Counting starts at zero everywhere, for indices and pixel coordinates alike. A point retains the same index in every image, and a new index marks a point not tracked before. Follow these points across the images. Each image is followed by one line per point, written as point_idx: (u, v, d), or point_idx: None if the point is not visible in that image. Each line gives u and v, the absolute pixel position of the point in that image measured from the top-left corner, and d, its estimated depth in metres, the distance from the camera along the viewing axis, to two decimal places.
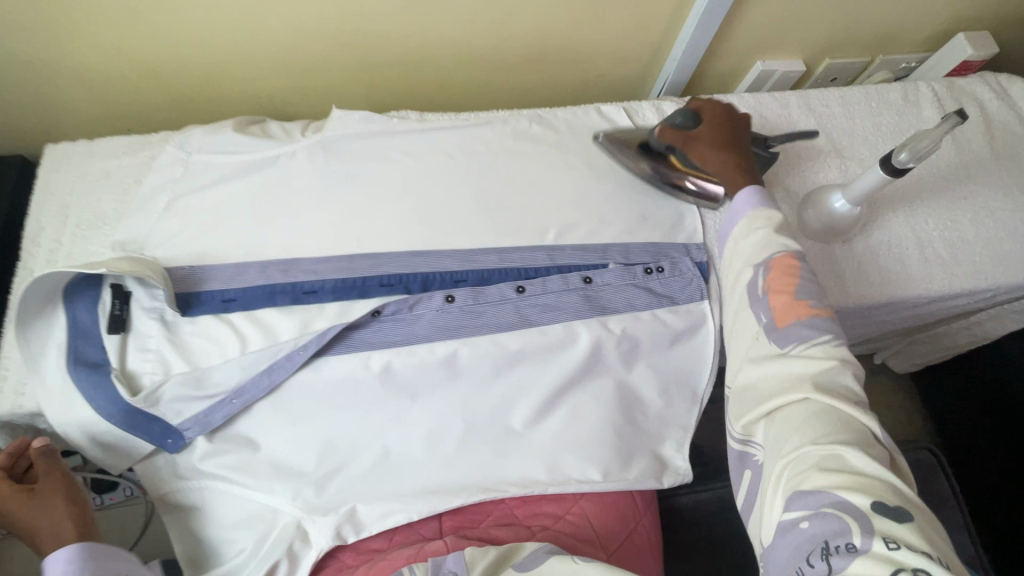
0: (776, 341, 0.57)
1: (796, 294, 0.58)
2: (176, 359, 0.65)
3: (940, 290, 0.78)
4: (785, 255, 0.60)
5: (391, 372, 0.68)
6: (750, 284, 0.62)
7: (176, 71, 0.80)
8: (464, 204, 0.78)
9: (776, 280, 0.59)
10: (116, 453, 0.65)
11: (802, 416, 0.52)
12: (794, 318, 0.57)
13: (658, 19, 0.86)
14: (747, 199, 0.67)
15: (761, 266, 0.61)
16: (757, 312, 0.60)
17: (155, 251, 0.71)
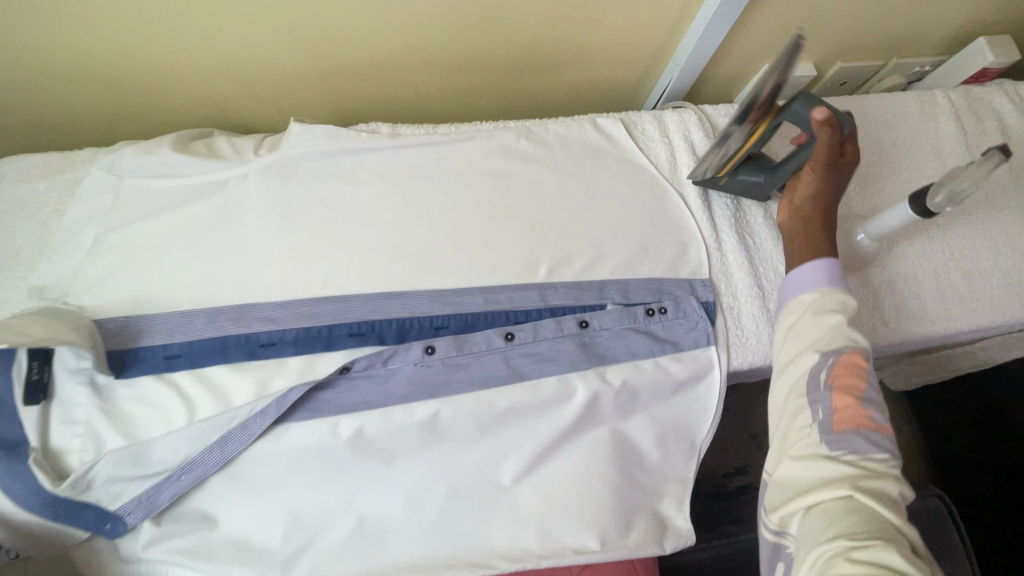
0: (828, 443, 0.52)
1: (862, 403, 0.53)
2: (109, 432, 0.56)
3: (950, 328, 0.74)
4: (856, 353, 0.55)
5: (363, 438, 0.60)
6: (812, 373, 0.56)
7: (100, 76, 0.68)
8: (445, 236, 0.68)
9: (842, 378, 0.54)
10: (45, 540, 0.57)
11: (840, 510, 0.48)
12: (855, 426, 0.52)
13: (662, 18, 0.76)
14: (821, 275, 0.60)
15: (829, 357, 0.55)
16: (813, 405, 0.54)
17: (80, 299, 0.61)
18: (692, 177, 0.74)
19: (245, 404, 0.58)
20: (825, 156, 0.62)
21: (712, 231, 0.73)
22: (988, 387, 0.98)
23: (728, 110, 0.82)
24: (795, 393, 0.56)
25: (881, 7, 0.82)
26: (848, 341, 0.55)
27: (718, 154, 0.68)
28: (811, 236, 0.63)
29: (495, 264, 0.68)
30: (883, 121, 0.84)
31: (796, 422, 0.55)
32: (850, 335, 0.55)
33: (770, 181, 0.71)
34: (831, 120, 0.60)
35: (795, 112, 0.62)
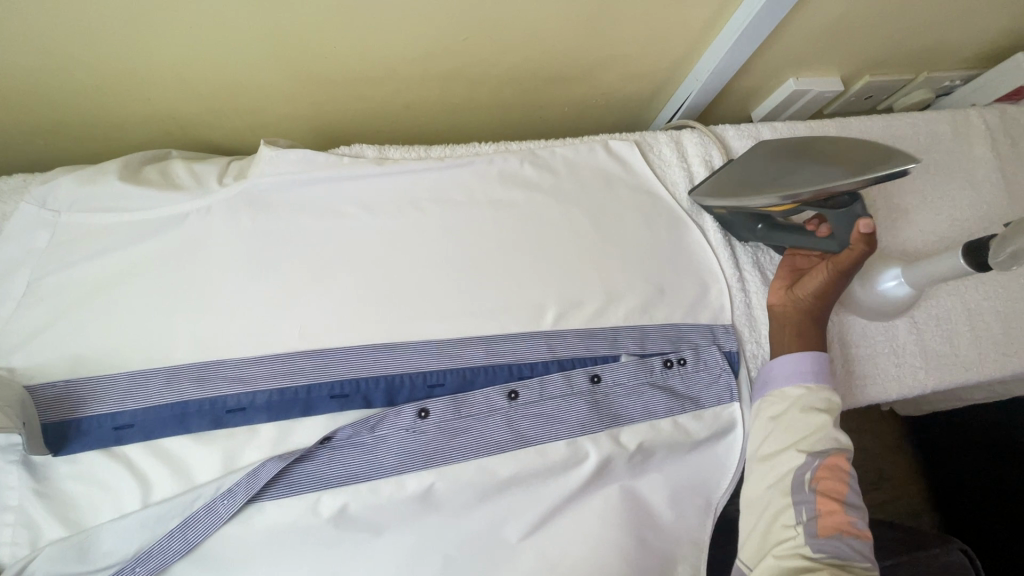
0: (813, 547, 0.49)
1: (845, 508, 0.51)
2: (48, 520, 0.48)
3: (973, 379, 0.68)
4: (839, 455, 0.53)
5: (347, 516, 0.53)
6: (797, 476, 0.53)
7: (31, 90, 0.57)
8: (439, 278, 0.60)
9: (827, 481, 0.52)
10: None
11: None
12: (839, 532, 0.50)
13: (682, 30, 0.68)
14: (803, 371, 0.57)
15: (813, 458, 0.53)
16: (798, 505, 0.51)
17: (12, 359, 0.52)
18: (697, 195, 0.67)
19: (210, 482, 0.50)
20: (846, 264, 0.58)
21: (733, 270, 0.67)
22: (1001, 414, 0.94)
23: (748, 131, 0.75)
24: (779, 490, 0.53)
25: (918, 20, 0.74)
26: (832, 443, 0.53)
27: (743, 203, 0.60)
28: (807, 332, 0.59)
29: (496, 310, 0.60)
30: (914, 145, 0.77)
31: (780, 518, 0.52)
32: (833, 436, 0.53)
33: (763, 233, 0.64)
34: (871, 238, 0.56)
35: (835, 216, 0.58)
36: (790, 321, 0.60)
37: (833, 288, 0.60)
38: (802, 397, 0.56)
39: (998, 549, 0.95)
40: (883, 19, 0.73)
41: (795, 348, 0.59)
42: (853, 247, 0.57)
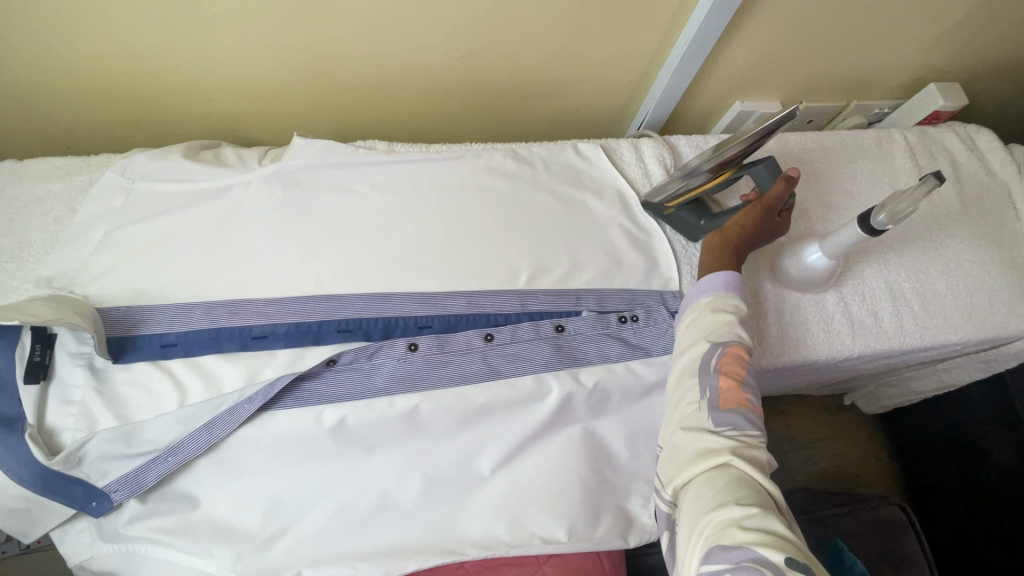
0: (713, 420, 0.55)
1: (741, 385, 0.56)
2: (104, 413, 0.60)
3: (892, 348, 0.78)
4: (742, 344, 0.58)
5: (345, 428, 0.63)
6: (702, 360, 0.59)
7: (122, 89, 0.74)
8: (431, 242, 0.73)
9: (729, 364, 0.57)
10: (26, 517, 0.58)
11: (720, 479, 0.51)
12: (736, 406, 0.55)
13: (638, 55, 0.85)
14: (718, 281, 0.64)
15: (720, 346, 0.59)
16: (702, 386, 0.57)
17: (86, 288, 0.65)
18: (647, 197, 0.79)
19: (234, 392, 0.61)
20: (768, 202, 0.67)
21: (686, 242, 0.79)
22: (955, 411, 1.00)
23: (697, 141, 0.89)
24: (688, 373, 0.60)
25: (836, 53, 0.90)
26: (732, 336, 0.59)
27: (686, 184, 0.74)
28: (719, 255, 0.67)
29: (478, 270, 0.72)
30: (842, 155, 0.90)
31: (687, 400, 0.58)
32: (736, 332, 0.59)
33: (707, 226, 0.76)
34: (794, 181, 0.66)
35: (758, 173, 0.71)
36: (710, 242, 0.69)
37: (754, 227, 0.68)
38: (713, 304, 0.63)
39: (956, 535, 1.02)
40: (804, 52, 0.89)
41: (711, 268, 0.66)
42: (775, 185, 0.66)
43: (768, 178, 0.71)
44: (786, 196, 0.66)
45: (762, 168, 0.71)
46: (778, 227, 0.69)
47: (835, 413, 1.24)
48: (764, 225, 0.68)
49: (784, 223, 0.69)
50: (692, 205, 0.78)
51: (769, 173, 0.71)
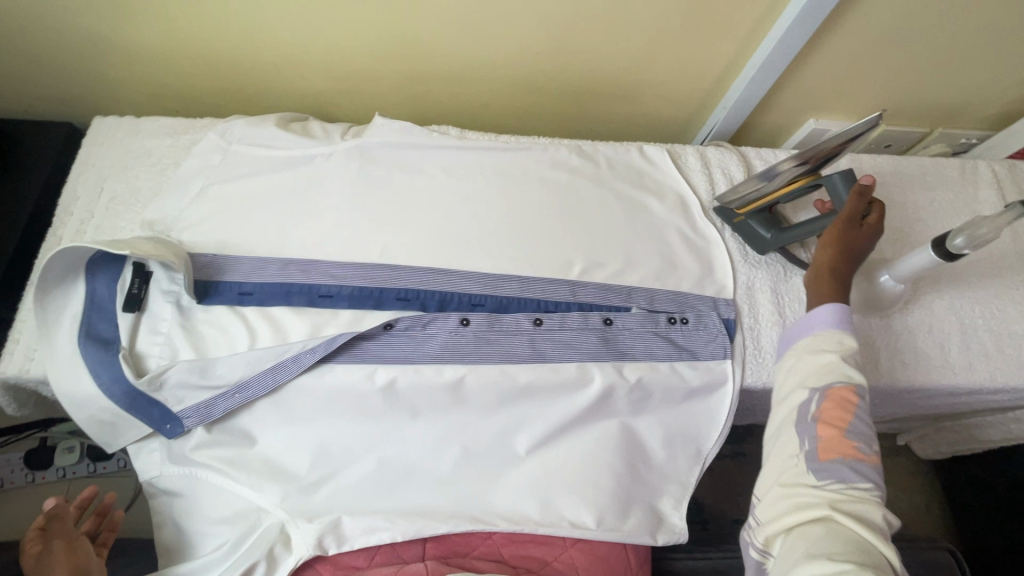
0: (814, 472, 0.52)
1: (847, 433, 0.53)
2: (185, 345, 0.65)
3: (958, 384, 0.74)
4: (845, 388, 0.54)
5: (395, 389, 0.66)
6: (801, 408, 0.56)
7: (229, 61, 0.81)
8: (491, 226, 0.76)
9: (830, 411, 0.54)
10: (110, 431, 0.64)
11: (819, 532, 0.48)
12: (840, 456, 0.52)
13: (715, 63, 0.85)
14: (823, 317, 0.60)
15: (818, 391, 0.55)
16: (801, 436, 0.54)
17: (180, 234, 0.72)
18: (719, 201, 0.80)
19: (297, 342, 0.65)
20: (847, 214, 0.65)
21: (753, 254, 0.79)
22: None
23: (767, 155, 0.88)
24: (782, 419, 0.57)
25: (924, 75, 0.87)
26: (840, 377, 0.55)
27: (759, 188, 0.77)
28: (825, 288, 0.62)
29: (534, 258, 0.74)
30: (921, 182, 0.87)
31: (781, 450, 0.55)
32: (843, 372, 0.55)
33: (776, 238, 0.76)
34: (868, 189, 0.64)
35: (833, 182, 0.70)
36: (818, 281, 0.63)
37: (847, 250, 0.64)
38: (812, 344, 0.59)
39: None
40: (890, 72, 0.86)
41: (820, 304, 0.62)
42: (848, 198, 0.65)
43: (844, 188, 0.69)
44: (862, 206, 0.64)
45: (837, 177, 0.70)
46: (868, 238, 0.65)
47: (884, 454, 1.18)
48: (854, 241, 0.65)
49: (872, 232, 0.65)
50: (762, 214, 0.78)
51: (844, 183, 0.69)
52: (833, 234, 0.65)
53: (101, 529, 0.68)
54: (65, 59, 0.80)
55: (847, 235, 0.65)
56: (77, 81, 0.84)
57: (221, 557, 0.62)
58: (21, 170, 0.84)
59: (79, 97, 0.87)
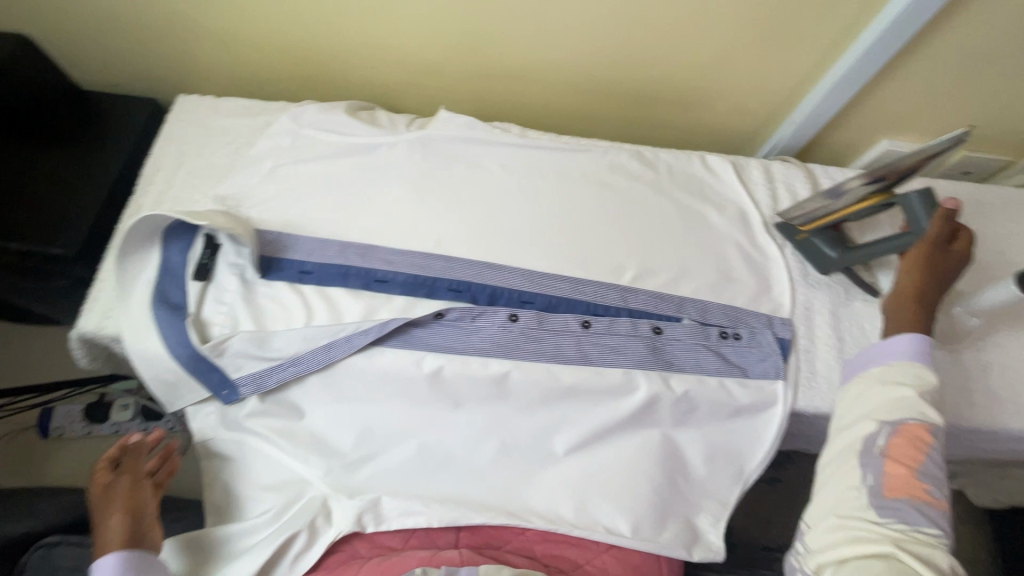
0: (877, 509, 0.50)
1: (916, 473, 0.50)
2: (246, 317, 0.68)
3: None
4: (917, 425, 0.52)
5: (441, 377, 0.67)
6: (867, 441, 0.53)
7: (307, 49, 0.84)
8: (546, 224, 0.76)
9: (899, 448, 0.51)
10: (172, 391, 0.68)
11: (879, 568, 0.47)
12: (906, 496, 0.49)
13: (788, 75, 0.83)
14: (901, 347, 0.58)
15: (887, 424, 0.53)
16: (865, 469, 0.52)
17: (249, 211, 0.75)
18: (780, 216, 0.78)
19: (352, 322, 0.68)
20: (934, 237, 0.62)
21: (814, 274, 0.76)
22: None
23: (835, 173, 0.85)
24: (844, 449, 0.54)
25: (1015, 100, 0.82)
26: (913, 413, 0.53)
27: (825, 206, 0.73)
28: (906, 316, 0.60)
29: (587, 260, 0.74)
30: (1002, 212, 0.82)
31: (841, 482, 0.53)
32: (918, 408, 0.53)
33: (841, 258, 0.74)
34: (952, 212, 0.62)
35: (910, 203, 0.66)
36: (900, 306, 0.61)
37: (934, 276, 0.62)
38: (886, 374, 0.57)
39: None
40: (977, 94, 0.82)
41: (900, 331, 0.60)
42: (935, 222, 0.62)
43: (923, 210, 0.65)
44: (948, 229, 0.62)
45: (915, 198, 0.66)
46: (958, 260, 0.63)
47: None
48: (943, 265, 0.62)
49: (959, 253, 0.62)
50: (827, 232, 0.75)
51: (923, 204, 0.65)
52: (919, 258, 0.63)
53: (162, 470, 0.68)
54: (158, 39, 0.85)
55: (938, 259, 0.62)
56: (165, 60, 0.89)
57: (265, 523, 0.65)
58: (107, 140, 0.89)
59: (165, 75, 0.92)
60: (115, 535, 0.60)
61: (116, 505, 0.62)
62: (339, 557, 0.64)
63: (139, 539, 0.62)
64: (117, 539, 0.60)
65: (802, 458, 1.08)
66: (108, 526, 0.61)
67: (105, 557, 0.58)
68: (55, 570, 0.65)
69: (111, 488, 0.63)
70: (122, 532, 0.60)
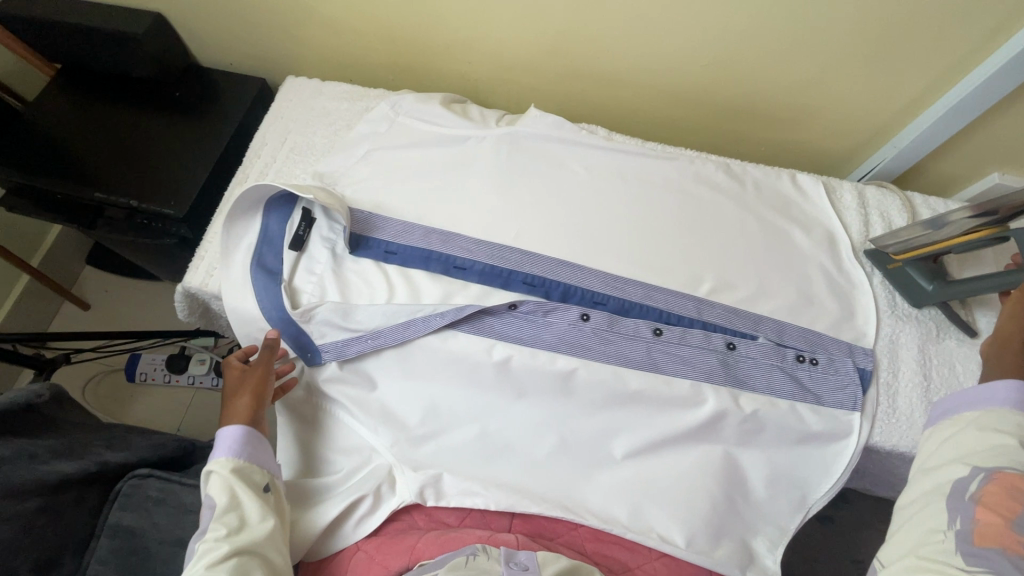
0: (963, 555, 0.47)
1: (1014, 525, 0.47)
2: (334, 288, 0.73)
3: None
4: (1018, 475, 0.49)
5: (509, 367, 0.69)
6: (956, 486, 0.51)
7: (408, 40, 0.88)
8: (626, 227, 0.76)
9: (994, 495, 0.48)
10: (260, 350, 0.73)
11: None
12: (1000, 546, 0.46)
13: (895, 97, 0.80)
14: (1000, 394, 0.55)
15: (981, 471, 0.50)
16: (952, 515, 0.49)
17: (344, 189, 0.79)
18: (873, 242, 0.75)
19: (430, 304, 0.70)
20: None
21: (903, 306, 0.73)
22: None
23: (936, 203, 0.81)
24: (930, 493, 0.52)
25: None
26: (1008, 462, 0.50)
27: (926, 236, 0.70)
28: (1007, 363, 0.58)
29: (664, 268, 0.74)
30: None
31: (925, 525, 0.50)
32: (1018, 459, 0.49)
33: (939, 292, 0.70)
34: None
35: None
36: (1001, 349, 0.59)
37: None
38: (983, 420, 0.54)
39: None
40: None
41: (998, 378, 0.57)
42: None
43: None
44: None
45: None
46: None
47: None
48: None
49: None
50: (924, 262, 0.71)
51: None
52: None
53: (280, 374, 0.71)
54: (275, 24, 0.92)
55: None
56: (278, 43, 0.95)
57: (336, 483, 0.69)
58: (218, 113, 0.97)
59: (276, 57, 0.99)
60: (240, 412, 0.66)
61: (243, 389, 0.67)
62: (400, 525, 0.68)
63: (257, 422, 0.67)
64: (240, 417, 0.66)
65: (858, 499, 1.03)
66: (235, 403, 0.66)
67: (231, 427, 0.64)
68: (144, 500, 0.71)
69: (244, 373, 0.68)
70: (246, 412, 0.66)
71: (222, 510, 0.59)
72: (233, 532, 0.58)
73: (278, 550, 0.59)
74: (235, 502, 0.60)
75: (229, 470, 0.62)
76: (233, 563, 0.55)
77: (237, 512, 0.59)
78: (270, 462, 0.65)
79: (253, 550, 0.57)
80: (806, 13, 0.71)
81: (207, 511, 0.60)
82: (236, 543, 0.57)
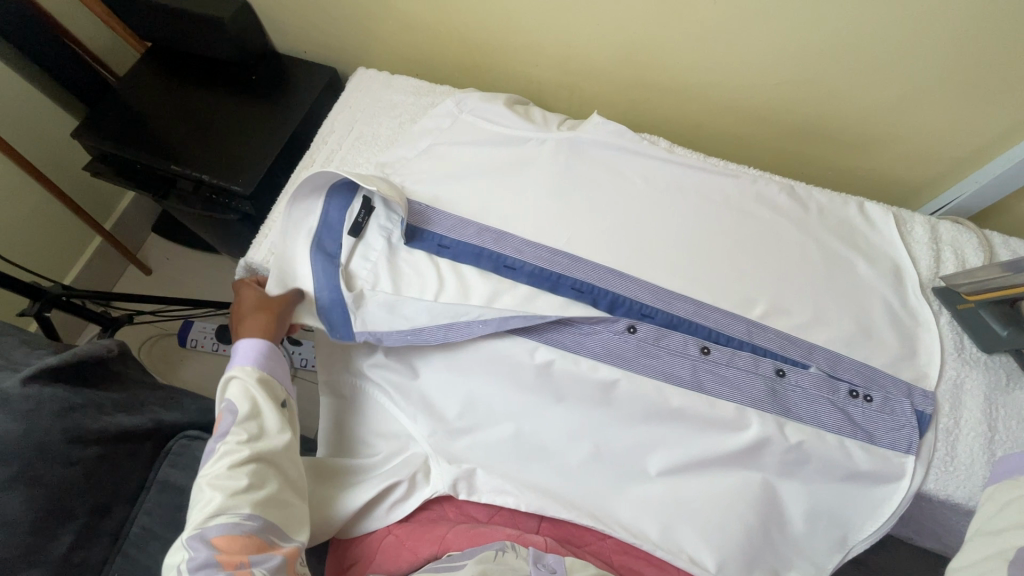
0: None
1: None
2: (387, 277, 0.75)
3: None
4: None
5: (550, 371, 0.68)
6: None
7: (479, 40, 0.90)
8: (680, 241, 0.75)
9: None
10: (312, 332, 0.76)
11: None
12: None
13: (980, 131, 0.75)
14: None
15: None
16: None
17: (404, 181, 0.81)
18: (942, 279, 0.72)
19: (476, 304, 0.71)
20: None
21: (971, 349, 0.69)
22: None
23: (1017, 245, 0.76)
24: (993, 556, 0.49)
25: None
26: None
27: (1006, 279, 0.67)
28: None
29: (717, 286, 0.72)
30: None
31: None
32: None
33: (1015, 338, 0.66)
34: None
35: None
36: None
37: None
38: None
39: None
40: None
41: None
42: None
43: None
44: None
45: None
46: None
47: None
48: None
49: None
50: (999, 305, 0.68)
51: None
52: None
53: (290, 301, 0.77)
54: (352, 17, 0.95)
55: None
56: (353, 35, 0.99)
57: (372, 466, 0.71)
58: (289, 98, 1.01)
59: (349, 49, 1.02)
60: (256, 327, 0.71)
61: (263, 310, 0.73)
62: (431, 514, 0.70)
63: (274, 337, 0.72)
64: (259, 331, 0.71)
65: (896, 546, 0.98)
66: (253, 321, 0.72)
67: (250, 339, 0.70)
68: (192, 460, 0.74)
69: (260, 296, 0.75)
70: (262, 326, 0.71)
71: (244, 418, 0.63)
72: (253, 438, 0.62)
73: (291, 462, 0.64)
74: (255, 411, 0.64)
75: (252, 377, 0.67)
76: (253, 467, 0.60)
77: (257, 421, 0.64)
78: (284, 380, 0.71)
79: (272, 457, 0.63)
80: (890, 39, 0.69)
81: (228, 415, 0.63)
82: (256, 450, 0.61)
